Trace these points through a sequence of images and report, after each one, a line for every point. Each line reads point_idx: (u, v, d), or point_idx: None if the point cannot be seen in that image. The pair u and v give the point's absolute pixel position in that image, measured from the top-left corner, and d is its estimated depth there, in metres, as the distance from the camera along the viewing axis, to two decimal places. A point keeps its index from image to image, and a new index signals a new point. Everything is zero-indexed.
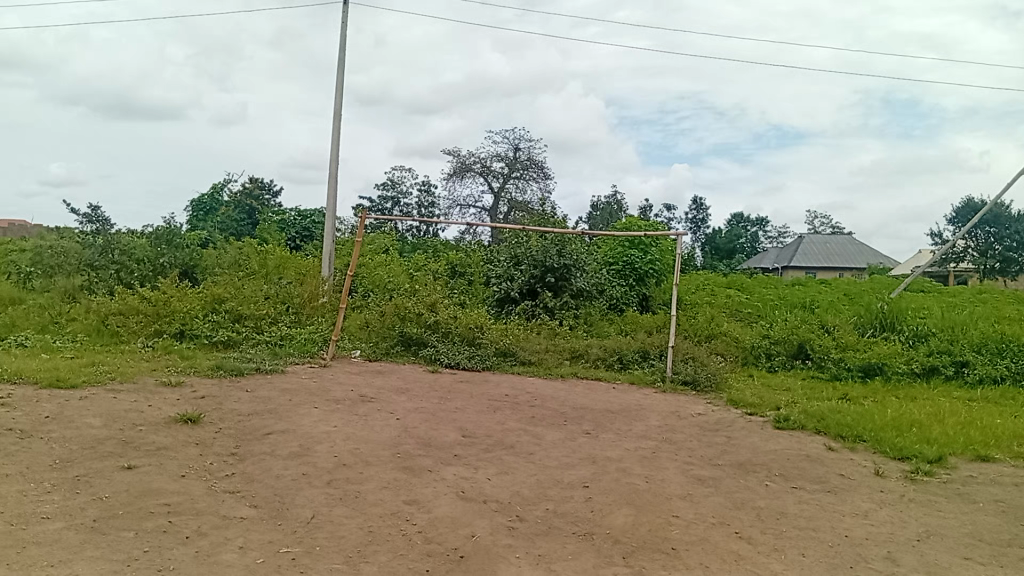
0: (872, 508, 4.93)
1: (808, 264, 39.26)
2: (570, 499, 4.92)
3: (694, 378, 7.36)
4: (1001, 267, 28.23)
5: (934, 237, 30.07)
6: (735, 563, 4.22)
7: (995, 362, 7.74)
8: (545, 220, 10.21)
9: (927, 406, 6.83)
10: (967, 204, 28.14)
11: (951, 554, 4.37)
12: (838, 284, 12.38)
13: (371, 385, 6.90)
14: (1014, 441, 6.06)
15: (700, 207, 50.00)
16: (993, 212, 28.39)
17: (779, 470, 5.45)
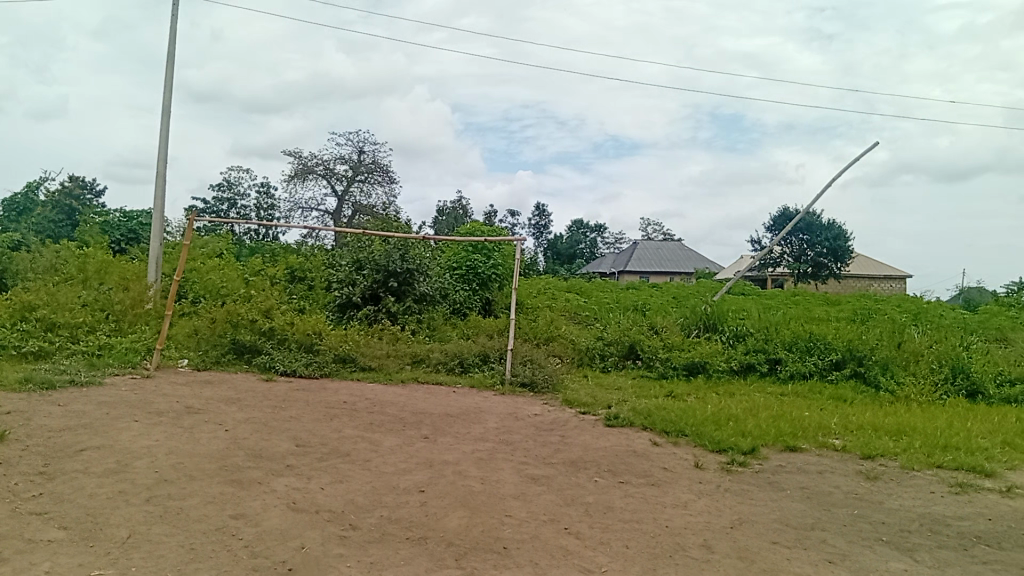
0: (692, 499, 5.23)
1: (644, 270, 41.13)
2: (405, 504, 4.91)
3: (532, 380, 7.54)
4: (814, 271, 30.79)
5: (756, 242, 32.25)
6: (563, 558, 4.35)
7: (805, 359, 8.41)
8: (387, 224, 10.15)
9: (743, 401, 7.33)
10: (782, 215, 30.23)
11: (761, 539, 4.71)
12: (670, 287, 13.08)
13: (199, 396, 6.60)
14: (819, 432, 6.60)
15: (543, 213, 51.31)
16: (806, 220, 30.49)
17: (608, 466, 5.68)
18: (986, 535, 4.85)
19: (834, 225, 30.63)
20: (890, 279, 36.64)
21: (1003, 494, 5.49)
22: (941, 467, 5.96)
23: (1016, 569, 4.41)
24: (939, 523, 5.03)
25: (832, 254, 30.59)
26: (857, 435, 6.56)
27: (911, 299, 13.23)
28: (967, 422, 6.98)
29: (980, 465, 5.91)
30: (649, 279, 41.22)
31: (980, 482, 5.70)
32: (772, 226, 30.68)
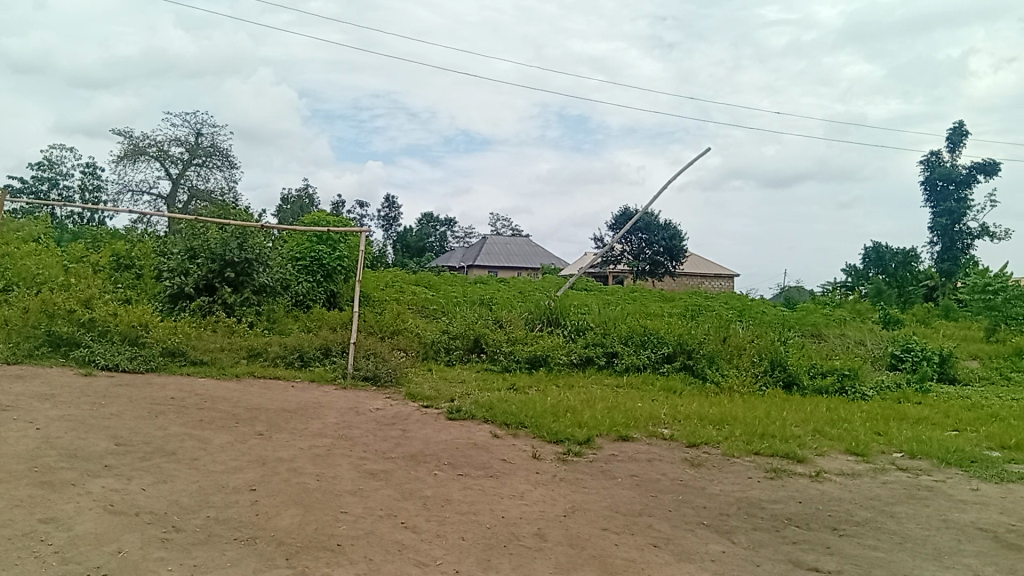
0: (528, 489, 5.34)
1: (492, 264, 41.65)
2: (235, 504, 4.72)
3: (374, 374, 7.45)
4: (650, 270, 32.23)
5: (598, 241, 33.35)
6: (398, 552, 4.32)
7: (640, 353, 8.81)
8: (225, 212, 9.71)
9: (581, 392, 7.58)
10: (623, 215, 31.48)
11: (591, 526, 4.87)
12: (516, 282, 13.31)
13: (7, 391, 6.06)
14: (650, 422, 6.92)
15: (391, 206, 50.85)
16: (645, 220, 31.83)
17: (447, 459, 5.70)
18: (795, 516, 5.25)
19: (669, 227, 32.21)
20: (720, 278, 38.96)
21: (812, 478, 5.97)
22: (759, 453, 6.40)
23: (819, 546, 4.80)
24: (755, 506, 5.39)
25: (667, 254, 32.21)
26: (684, 424, 6.93)
27: (735, 296, 14.11)
28: (783, 412, 7.53)
29: (793, 451, 6.39)
30: (495, 274, 41.77)
31: (791, 467, 6.17)
32: (614, 224, 31.79)
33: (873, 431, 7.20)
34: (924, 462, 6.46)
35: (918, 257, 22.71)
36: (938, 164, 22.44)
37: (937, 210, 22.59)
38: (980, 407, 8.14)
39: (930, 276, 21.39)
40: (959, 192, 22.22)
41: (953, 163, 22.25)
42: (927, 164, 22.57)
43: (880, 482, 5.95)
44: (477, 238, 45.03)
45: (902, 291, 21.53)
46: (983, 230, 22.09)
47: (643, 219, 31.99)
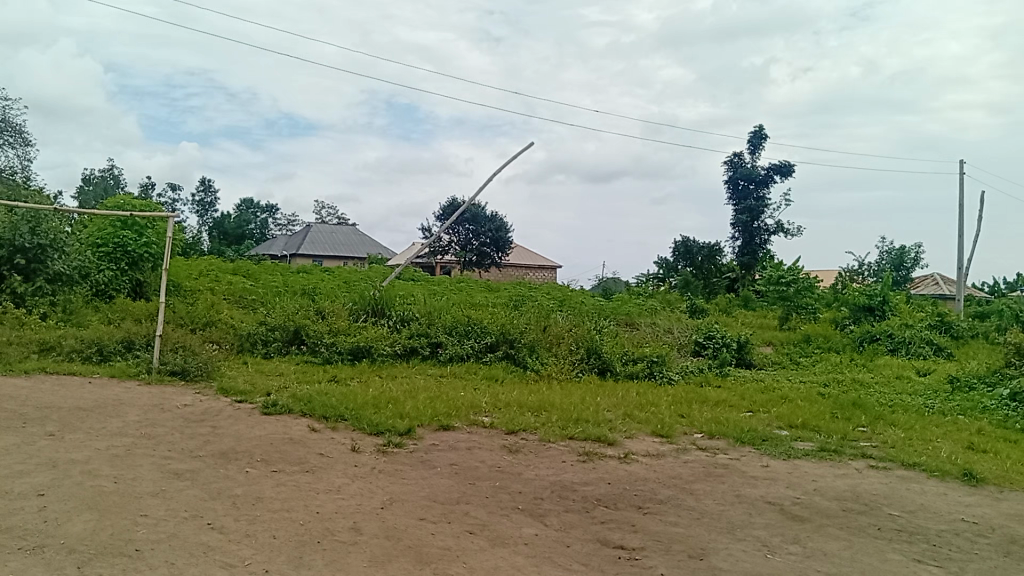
0: (345, 483, 5.27)
1: (316, 253, 40.64)
2: (19, 511, 4.32)
3: (183, 368, 7.06)
4: (479, 259, 32.54)
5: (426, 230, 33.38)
6: (204, 554, 4.12)
7: (464, 342, 8.92)
8: (15, 193, 8.85)
9: (404, 383, 7.57)
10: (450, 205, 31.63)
11: (408, 517, 4.87)
12: (341, 272, 13.07)
13: None
14: (471, 411, 7.03)
15: (209, 190, 48.33)
16: (472, 211, 32.13)
17: (260, 456, 5.51)
18: (604, 497, 5.51)
19: (496, 218, 32.73)
20: (544, 269, 40.11)
21: (621, 460, 6.29)
22: (573, 438, 6.67)
23: (626, 525, 5.06)
24: (568, 489, 5.61)
25: (495, 244, 32.68)
26: (504, 411, 7.09)
27: (556, 286, 14.57)
28: (597, 397, 7.88)
29: (604, 435, 6.71)
30: (322, 263, 40.77)
31: (603, 450, 6.47)
32: (443, 212, 31.91)
33: (678, 414, 7.69)
34: (722, 441, 6.98)
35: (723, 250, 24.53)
36: (741, 165, 24.14)
37: (739, 208, 24.29)
38: (772, 389, 8.90)
39: (733, 268, 23.24)
40: (759, 191, 24.06)
41: (754, 164, 24.04)
42: (731, 164, 24.24)
43: (682, 461, 6.36)
44: (302, 225, 43.68)
45: (708, 283, 23.39)
46: (778, 227, 24.10)
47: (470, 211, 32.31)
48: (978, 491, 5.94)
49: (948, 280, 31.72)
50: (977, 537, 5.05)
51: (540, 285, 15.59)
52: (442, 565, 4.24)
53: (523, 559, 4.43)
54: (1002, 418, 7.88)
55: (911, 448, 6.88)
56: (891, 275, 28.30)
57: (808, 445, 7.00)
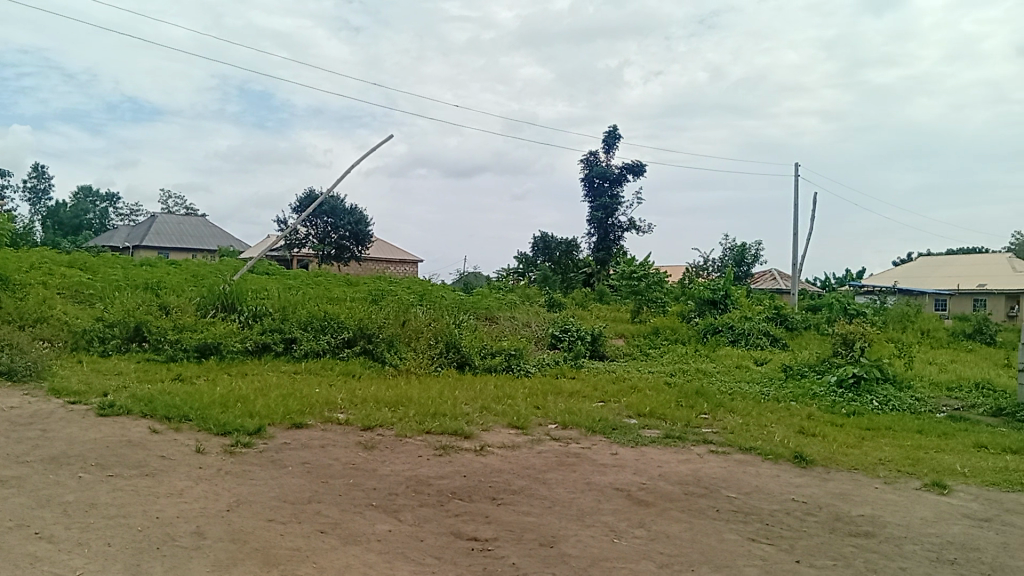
0: (189, 486, 5.04)
1: (162, 245, 38.57)
2: None
3: (8, 368, 6.54)
4: (336, 254, 32.04)
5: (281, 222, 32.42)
6: (29, 566, 3.83)
7: (319, 338, 8.76)
8: None
9: (255, 380, 7.34)
10: (307, 197, 30.90)
11: (256, 518, 4.72)
12: (188, 264, 12.50)
13: None
14: (325, 408, 6.92)
15: (41, 176, 44.83)
16: (330, 203, 31.50)
17: (96, 460, 5.19)
18: (459, 490, 5.55)
19: (355, 211, 32.26)
20: (404, 263, 39.91)
21: (476, 452, 6.36)
22: (429, 432, 6.67)
23: (479, 517, 5.12)
24: (422, 483, 5.61)
25: (353, 238, 32.24)
26: (359, 407, 7.02)
27: (415, 280, 14.53)
28: (455, 391, 7.93)
29: (461, 428, 6.75)
30: (168, 255, 38.76)
31: (459, 443, 6.51)
32: (299, 204, 31.12)
33: (533, 405, 7.85)
34: (575, 431, 7.19)
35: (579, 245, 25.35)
36: (596, 163, 24.84)
37: (595, 205, 25.04)
38: (622, 380, 9.26)
39: (588, 263, 24.00)
40: (613, 188, 24.86)
41: (608, 163, 24.80)
42: (587, 162, 24.94)
43: (536, 452, 6.51)
44: (147, 215, 41.30)
45: (566, 278, 24.03)
46: (631, 223, 25.08)
47: (326, 203, 31.47)
48: (805, 471, 6.41)
49: (783, 274, 34.17)
50: (804, 515, 5.46)
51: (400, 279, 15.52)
52: (292, 567, 4.14)
53: (375, 556, 4.40)
54: (828, 403, 8.55)
55: (748, 433, 7.33)
56: (733, 271, 30.09)
57: (654, 433, 7.33)
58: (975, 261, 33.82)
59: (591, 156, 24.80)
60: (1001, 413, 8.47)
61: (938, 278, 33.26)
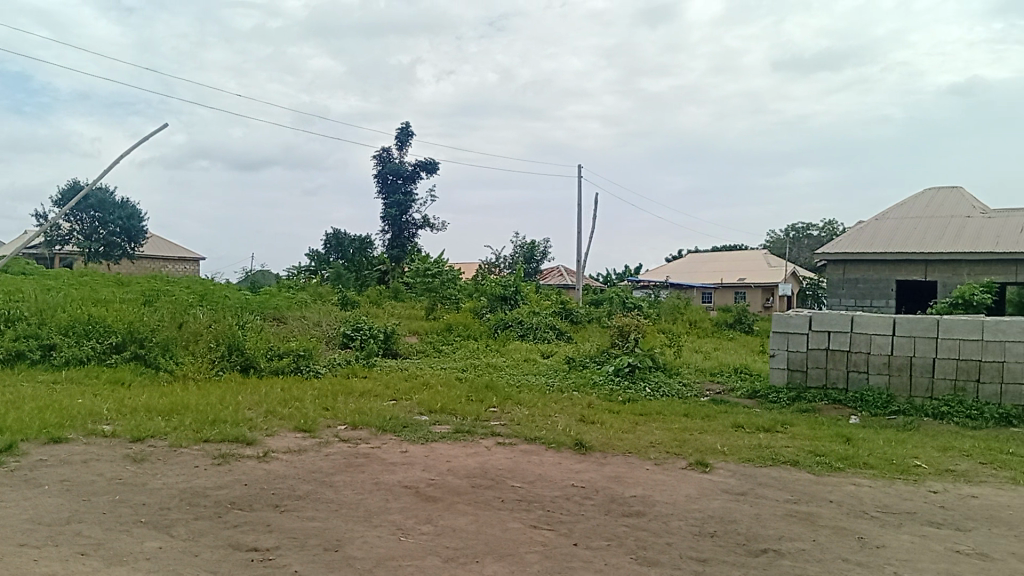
0: None
1: None
2: None
3: None
4: (105, 251, 29.55)
5: (40, 215, 29.38)
6: None
7: (82, 344, 8.26)
8: None
9: (5, 392, 6.66)
10: (71, 189, 28.26)
11: (3, 544, 4.24)
12: None
13: None
14: (89, 420, 6.44)
15: None
16: (98, 197, 29.00)
17: None
18: (238, 500, 5.30)
19: (127, 205, 29.98)
20: (185, 261, 37.64)
21: (258, 459, 6.11)
22: (208, 441, 6.34)
23: (260, 526, 4.92)
24: (199, 495, 5.31)
25: (125, 235, 29.92)
26: (129, 418, 6.57)
27: (196, 279, 13.78)
28: (237, 396, 7.61)
29: (242, 434, 6.47)
30: None
31: (240, 451, 6.23)
32: (62, 196, 28.40)
33: (322, 407, 7.68)
34: (364, 431, 7.12)
35: (372, 242, 25.11)
36: (389, 160, 24.71)
37: (388, 201, 24.89)
38: (413, 377, 9.30)
39: (382, 260, 23.83)
40: (406, 185, 24.88)
41: (401, 160, 24.78)
42: (380, 158, 24.74)
43: (323, 454, 6.37)
44: None
45: (359, 275, 23.71)
46: (425, 221, 25.23)
47: (94, 194, 28.72)
48: (585, 457, 6.76)
49: (569, 271, 35.92)
50: (583, 499, 5.75)
51: (178, 279, 14.57)
52: None
53: None
54: (607, 392, 9.07)
55: (533, 424, 7.61)
56: (523, 268, 31.15)
57: (444, 428, 7.42)
58: (737, 257, 37.37)
59: (384, 152, 24.65)
60: (755, 394, 9.42)
61: (706, 272, 36.30)
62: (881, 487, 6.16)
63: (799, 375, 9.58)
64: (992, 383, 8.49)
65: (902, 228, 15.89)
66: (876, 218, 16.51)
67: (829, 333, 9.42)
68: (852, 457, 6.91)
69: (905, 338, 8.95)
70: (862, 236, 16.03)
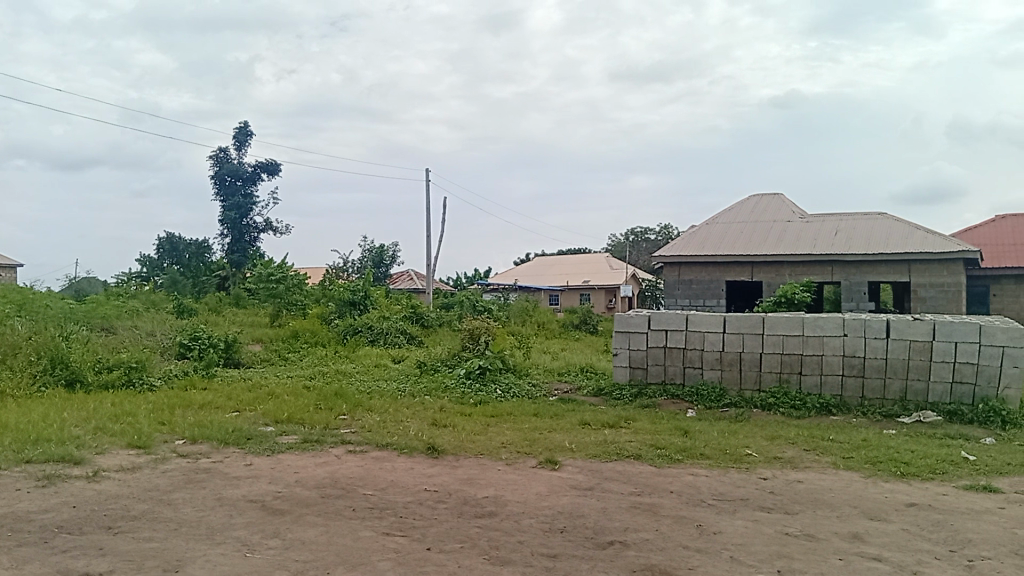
0: None
1: None
2: None
3: None
4: None
5: None
6: None
7: None
8: None
9: None
10: None
11: None
12: None
13: None
14: None
15: None
16: None
17: None
18: (66, 523, 4.90)
19: None
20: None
21: (88, 479, 5.68)
22: (29, 462, 5.84)
23: (91, 549, 4.57)
24: (20, 520, 4.86)
25: None
26: None
27: (11, 288, 12.68)
28: (62, 413, 7.06)
29: (69, 454, 5.99)
30: None
31: (66, 471, 5.76)
32: None
33: (157, 421, 7.25)
34: (205, 445, 6.78)
35: (211, 247, 23.99)
36: (226, 160, 23.67)
37: (226, 204, 23.82)
38: (258, 386, 8.96)
39: (221, 266, 22.83)
40: (246, 188, 23.94)
41: (240, 161, 23.81)
42: (217, 158, 23.66)
43: (160, 472, 5.99)
44: None
45: (196, 282, 22.57)
46: (267, 224, 24.37)
47: None
48: (438, 461, 6.76)
49: (419, 274, 35.78)
50: (435, 503, 5.74)
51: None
52: None
53: None
54: (459, 395, 9.12)
55: (385, 430, 7.52)
56: (371, 273, 30.73)
57: (291, 438, 7.19)
58: (582, 260, 38.61)
59: (221, 152, 23.58)
60: (601, 392, 9.77)
61: (552, 275, 37.25)
62: (716, 476, 6.55)
63: (641, 372, 10.03)
64: (812, 375, 9.22)
65: (730, 232, 16.99)
66: (708, 222, 17.57)
67: (666, 332, 9.91)
68: (690, 449, 7.31)
69: (735, 335, 9.57)
70: (694, 239, 17.00)
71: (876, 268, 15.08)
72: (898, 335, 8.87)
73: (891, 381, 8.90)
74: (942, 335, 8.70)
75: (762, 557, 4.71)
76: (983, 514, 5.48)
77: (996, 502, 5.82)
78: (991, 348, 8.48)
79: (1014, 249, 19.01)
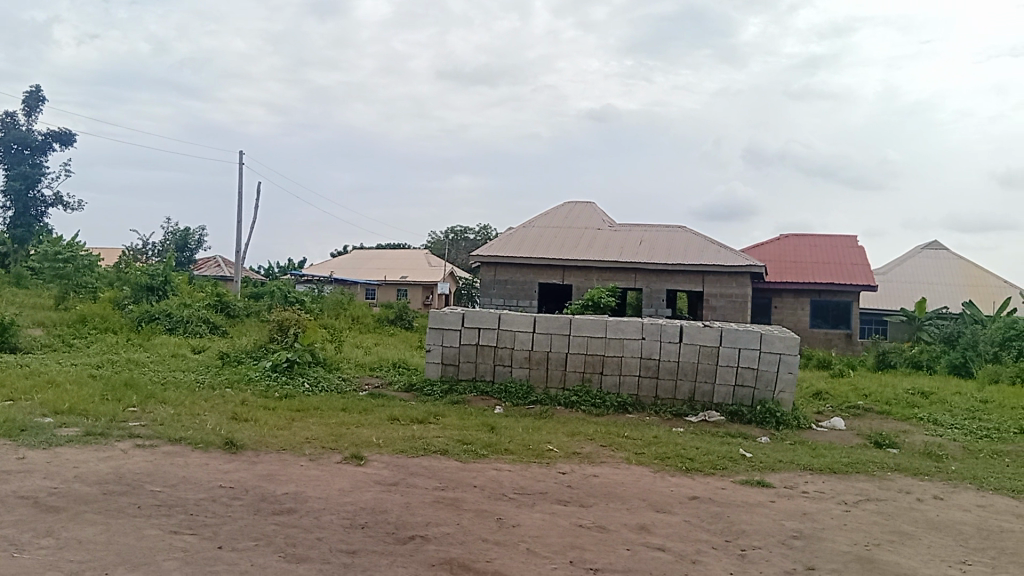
0: None
1: None
2: None
3: None
4: None
5: None
6: None
7: None
8: None
9: None
10: None
11: None
12: None
13: None
14: None
15: None
16: None
17: None
18: None
19: None
20: None
21: None
22: None
23: None
24: None
25: None
26: None
27: None
28: None
29: None
30: None
31: None
32: None
33: None
34: None
35: None
36: (12, 125, 21.41)
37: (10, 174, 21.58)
38: (36, 373, 8.19)
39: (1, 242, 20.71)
40: (35, 158, 21.81)
41: (29, 127, 21.67)
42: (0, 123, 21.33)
43: None
44: None
45: None
46: (58, 199, 22.35)
47: None
48: (236, 456, 6.48)
49: (227, 261, 34.12)
50: (230, 500, 5.49)
51: None
52: None
53: None
54: (263, 388, 8.79)
55: (179, 423, 7.11)
56: (173, 257, 28.91)
57: (72, 430, 6.63)
58: (401, 255, 38.44)
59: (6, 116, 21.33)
60: (411, 388, 9.77)
61: (370, 269, 36.79)
62: (518, 471, 6.74)
63: (451, 369, 10.14)
64: (612, 375, 9.71)
65: (545, 236, 17.55)
66: (525, 225, 18.04)
67: (479, 330, 10.08)
68: (495, 444, 7.48)
69: (543, 335, 9.90)
70: (512, 241, 17.41)
71: (676, 277, 16.13)
72: (689, 340, 9.54)
73: (682, 383, 9.55)
74: (728, 341, 9.45)
75: (555, 548, 4.90)
76: (756, 507, 6.02)
77: (767, 495, 6.41)
78: (770, 355, 9.33)
79: (795, 265, 21.03)
